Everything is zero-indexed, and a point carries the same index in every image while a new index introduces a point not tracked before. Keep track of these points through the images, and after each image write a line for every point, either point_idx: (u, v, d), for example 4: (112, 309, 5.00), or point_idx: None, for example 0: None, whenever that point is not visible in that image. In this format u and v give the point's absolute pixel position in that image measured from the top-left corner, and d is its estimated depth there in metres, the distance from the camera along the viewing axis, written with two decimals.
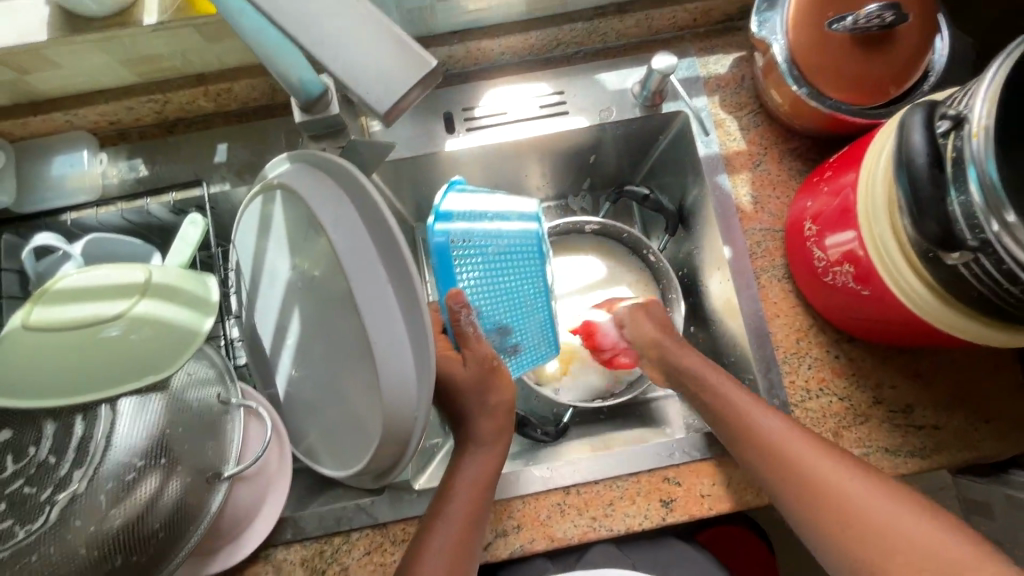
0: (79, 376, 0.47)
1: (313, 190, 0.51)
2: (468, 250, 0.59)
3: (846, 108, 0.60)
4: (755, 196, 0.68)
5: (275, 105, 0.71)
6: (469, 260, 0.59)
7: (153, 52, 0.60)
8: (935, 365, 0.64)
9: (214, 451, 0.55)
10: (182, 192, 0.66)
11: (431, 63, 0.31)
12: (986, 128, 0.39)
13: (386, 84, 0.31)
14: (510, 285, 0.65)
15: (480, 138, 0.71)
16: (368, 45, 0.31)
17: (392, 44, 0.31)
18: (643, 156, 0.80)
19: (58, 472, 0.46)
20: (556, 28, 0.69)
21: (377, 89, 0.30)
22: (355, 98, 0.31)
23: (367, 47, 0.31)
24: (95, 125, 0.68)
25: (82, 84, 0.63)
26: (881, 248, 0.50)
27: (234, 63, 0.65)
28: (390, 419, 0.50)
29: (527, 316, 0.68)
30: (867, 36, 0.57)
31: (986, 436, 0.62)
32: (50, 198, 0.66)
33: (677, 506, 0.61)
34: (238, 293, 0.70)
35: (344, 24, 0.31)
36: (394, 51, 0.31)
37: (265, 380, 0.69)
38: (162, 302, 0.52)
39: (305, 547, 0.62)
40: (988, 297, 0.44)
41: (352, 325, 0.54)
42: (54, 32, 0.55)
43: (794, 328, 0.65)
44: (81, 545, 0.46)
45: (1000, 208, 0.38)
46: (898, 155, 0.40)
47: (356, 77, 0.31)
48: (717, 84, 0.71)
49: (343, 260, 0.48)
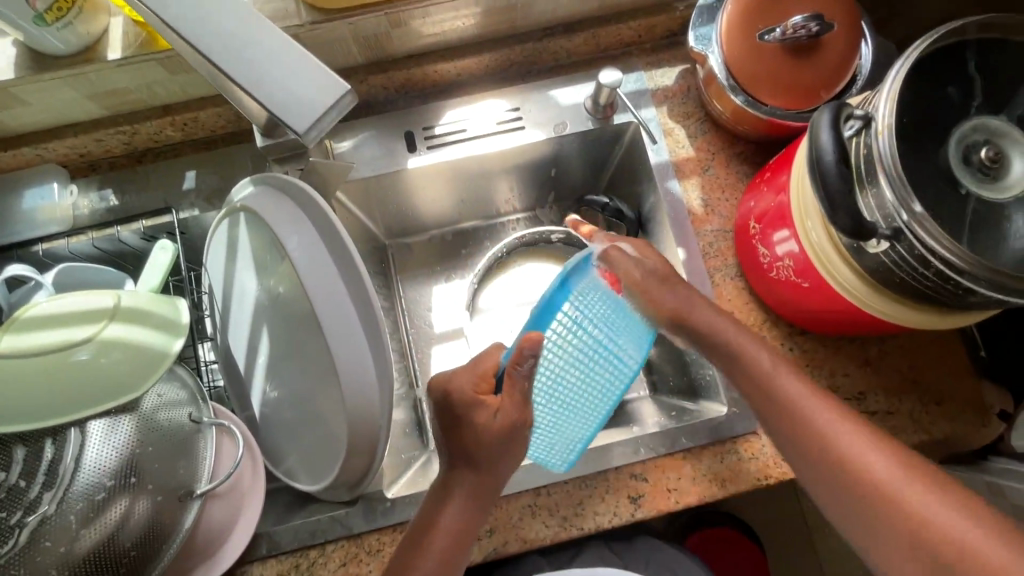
0: (49, 402, 0.48)
1: (273, 210, 0.54)
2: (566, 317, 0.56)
3: (781, 113, 0.64)
4: (706, 199, 0.71)
5: (242, 131, 0.73)
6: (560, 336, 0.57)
7: (120, 87, 0.62)
8: (886, 353, 0.67)
9: (187, 470, 0.56)
10: (152, 219, 0.68)
11: (347, 91, 0.36)
12: (890, 126, 0.43)
13: (310, 109, 0.36)
14: (578, 392, 0.65)
15: (441, 155, 0.74)
16: (296, 78, 0.36)
17: (316, 77, 0.36)
18: (602, 167, 0.83)
19: (29, 494, 0.47)
20: (508, 49, 0.73)
21: (303, 117, 0.36)
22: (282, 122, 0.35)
23: (292, 81, 0.36)
24: (65, 158, 0.70)
25: (51, 119, 0.65)
26: (815, 241, 0.53)
27: (199, 93, 0.67)
28: (356, 428, 0.52)
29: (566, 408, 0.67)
30: (796, 45, 0.61)
31: (937, 418, 0.65)
32: (22, 230, 0.67)
33: (645, 501, 0.63)
34: (211, 315, 0.71)
35: (272, 63, 0.36)
36: (315, 84, 0.36)
37: (241, 401, 0.71)
38: (132, 326, 0.53)
39: (281, 561, 0.63)
40: (909, 283, 0.47)
41: (317, 338, 0.56)
42: (22, 72, 0.57)
43: (749, 323, 0.68)
44: (51, 566, 0.47)
45: (906, 199, 0.42)
46: (811, 153, 0.43)
47: (286, 110, 0.36)
48: (665, 95, 0.75)
49: (304, 275, 0.50)
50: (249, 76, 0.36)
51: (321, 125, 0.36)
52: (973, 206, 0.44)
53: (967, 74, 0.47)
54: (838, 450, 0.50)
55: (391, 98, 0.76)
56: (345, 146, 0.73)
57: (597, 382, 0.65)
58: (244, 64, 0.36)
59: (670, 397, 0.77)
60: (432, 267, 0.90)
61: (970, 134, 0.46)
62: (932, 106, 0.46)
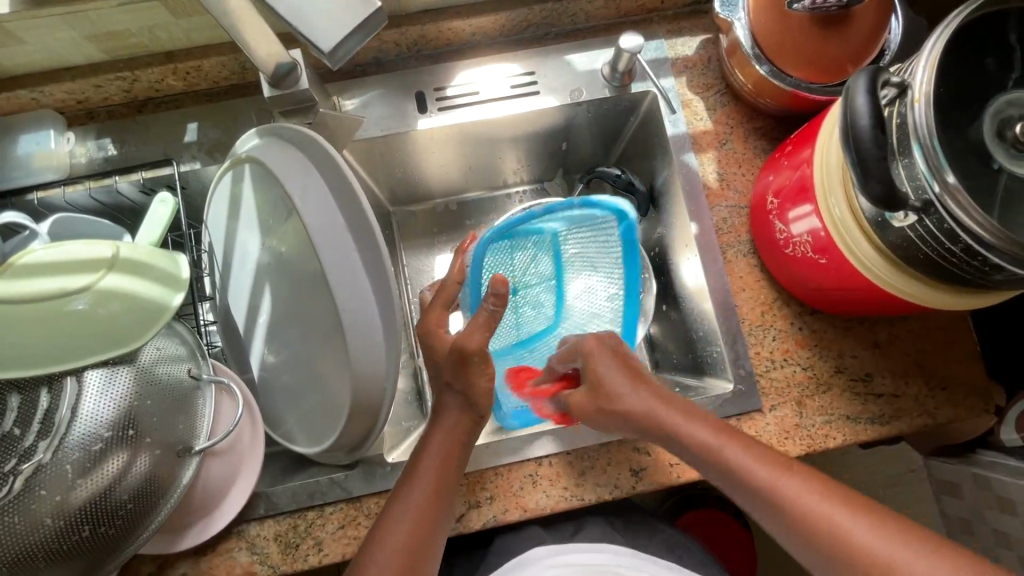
0: (42, 350, 0.47)
1: (281, 161, 0.52)
2: (603, 241, 0.66)
3: (806, 85, 0.62)
4: (721, 173, 0.70)
5: (246, 84, 0.71)
6: (534, 228, 0.65)
7: (121, 28, 0.60)
8: (894, 336, 0.66)
9: (185, 426, 0.55)
10: (152, 171, 0.66)
11: (376, 7, 0.35)
12: (927, 94, 0.41)
13: (333, 27, 0.35)
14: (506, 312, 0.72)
15: (454, 117, 0.72)
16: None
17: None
18: (614, 139, 0.82)
19: (24, 442, 0.46)
20: (525, 9, 0.70)
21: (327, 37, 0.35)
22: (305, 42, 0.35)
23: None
24: (61, 104, 0.68)
25: (49, 61, 0.63)
26: (837, 216, 0.52)
27: (203, 40, 0.65)
28: (359, 388, 0.51)
29: (524, 328, 0.74)
30: (824, 16, 0.59)
31: (941, 402, 0.64)
32: (17, 177, 0.65)
33: (647, 475, 0.63)
34: (211, 274, 0.69)
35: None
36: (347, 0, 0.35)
37: (240, 361, 0.69)
38: (131, 277, 0.52)
39: (278, 522, 0.62)
40: (933, 259, 0.46)
41: (324, 298, 0.55)
42: (18, 5, 0.54)
43: (759, 301, 0.67)
44: (46, 516, 0.46)
45: (940, 171, 0.41)
46: (845, 118, 0.42)
47: (308, 28, 0.35)
48: (685, 65, 0.73)
49: (310, 229, 0.48)
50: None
51: (352, 44, 0.36)
52: (1005, 181, 0.43)
53: (1007, 46, 0.45)
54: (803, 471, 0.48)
55: (402, 56, 0.74)
56: (353, 104, 0.71)
57: (529, 318, 0.74)
58: None
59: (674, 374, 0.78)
60: (435, 236, 0.88)
61: (1007, 107, 0.44)
62: (969, 76, 0.45)
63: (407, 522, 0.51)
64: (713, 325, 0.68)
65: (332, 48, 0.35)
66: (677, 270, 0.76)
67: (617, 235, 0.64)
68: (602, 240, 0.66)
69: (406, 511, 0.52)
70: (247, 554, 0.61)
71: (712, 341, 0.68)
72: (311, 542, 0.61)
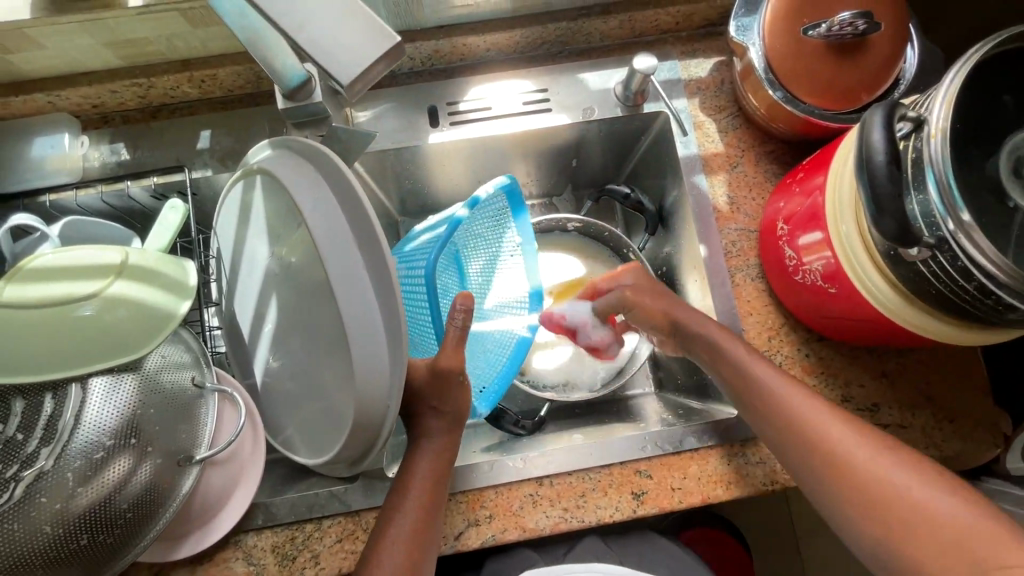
0: (49, 356, 0.47)
1: (292, 175, 0.52)
2: (490, 236, 0.72)
3: (819, 112, 0.62)
4: (731, 197, 0.70)
5: (260, 93, 0.72)
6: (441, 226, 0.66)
7: (139, 36, 0.60)
8: (902, 365, 0.65)
9: (187, 434, 0.55)
10: (164, 177, 0.66)
11: (394, 40, 0.35)
12: (944, 130, 0.41)
13: (349, 57, 0.35)
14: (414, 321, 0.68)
15: (465, 131, 0.72)
16: (331, 26, 0.35)
17: (357, 28, 0.35)
18: (624, 157, 0.82)
19: (25, 448, 0.46)
20: (541, 27, 0.70)
21: (343, 67, 0.35)
22: (319, 70, 0.35)
23: (338, 27, 0.35)
24: (77, 107, 0.68)
25: (67, 66, 0.63)
26: (849, 247, 0.52)
27: (219, 50, 0.65)
28: (362, 404, 0.51)
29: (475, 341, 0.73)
30: (840, 43, 0.59)
31: (948, 434, 0.63)
32: (30, 178, 0.65)
33: (648, 498, 0.62)
34: (218, 281, 0.70)
35: (319, 7, 0.36)
36: (365, 33, 0.35)
37: (242, 368, 0.69)
38: (140, 285, 0.52)
39: (276, 533, 0.62)
40: (945, 295, 0.45)
41: (330, 311, 0.55)
42: (39, 12, 0.55)
43: (767, 326, 0.67)
44: (44, 523, 0.46)
45: (954, 209, 0.40)
46: (860, 152, 0.41)
47: (324, 57, 0.35)
48: (698, 87, 0.73)
49: (319, 245, 0.48)
50: (290, 23, 0.36)
51: (368, 75, 0.35)
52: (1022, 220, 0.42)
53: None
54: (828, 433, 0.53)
55: (416, 70, 0.74)
56: (366, 116, 0.71)
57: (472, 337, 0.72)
58: (289, 11, 0.36)
59: (677, 396, 0.78)
60: None
61: None
62: (984, 113, 0.45)
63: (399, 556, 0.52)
64: None
65: (351, 78, 0.35)
66: (685, 290, 0.76)
67: (513, 221, 0.72)
68: (486, 230, 0.71)
69: (395, 550, 0.52)
70: (243, 564, 0.61)
71: None
72: (307, 555, 0.61)
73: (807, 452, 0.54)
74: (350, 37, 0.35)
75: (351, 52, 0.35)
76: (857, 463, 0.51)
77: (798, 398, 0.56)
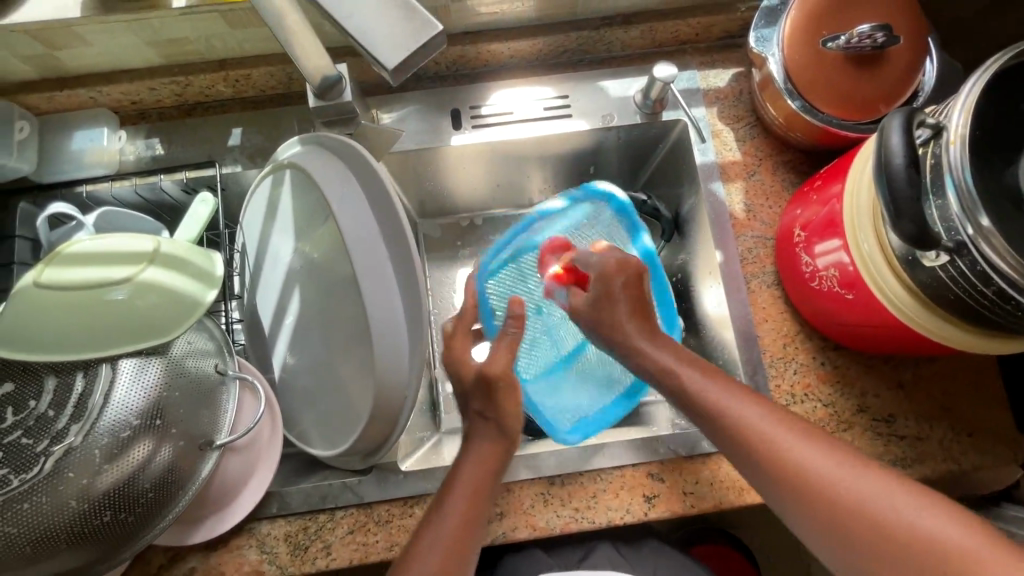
0: (85, 337, 0.49)
1: (321, 169, 0.54)
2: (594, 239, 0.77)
3: (837, 122, 0.62)
4: (748, 204, 0.70)
5: (290, 94, 0.74)
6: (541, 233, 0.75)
7: (179, 36, 0.63)
8: (920, 377, 0.65)
9: (209, 420, 0.56)
10: (195, 172, 0.68)
11: (437, 29, 0.37)
12: (963, 136, 0.42)
13: (394, 44, 0.37)
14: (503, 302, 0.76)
15: (486, 134, 0.74)
16: (376, 14, 0.37)
17: (400, 18, 0.37)
18: (641, 165, 0.83)
19: (56, 425, 0.47)
20: (563, 35, 0.72)
21: (389, 53, 0.36)
22: (367, 55, 0.37)
23: (384, 17, 0.37)
24: (117, 104, 0.71)
25: (109, 63, 0.66)
26: (867, 254, 0.52)
27: (255, 51, 0.68)
28: (380, 394, 0.52)
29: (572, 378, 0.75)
30: (859, 55, 0.60)
31: (967, 449, 0.63)
32: (69, 170, 0.68)
33: (659, 502, 0.62)
34: (242, 274, 0.71)
35: (367, 0, 0.37)
36: (407, 24, 0.37)
37: (262, 360, 0.71)
38: (170, 272, 0.54)
39: (289, 522, 0.62)
40: (963, 300, 0.46)
41: (352, 304, 0.56)
42: (88, 11, 0.58)
43: (782, 333, 0.67)
44: (71, 498, 0.47)
45: (974, 213, 0.41)
46: (879, 156, 0.42)
47: (372, 44, 0.37)
48: (716, 97, 0.74)
49: (346, 236, 0.49)
50: (340, 12, 0.37)
51: (411, 62, 0.37)
52: None
53: None
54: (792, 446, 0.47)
55: (440, 75, 0.76)
56: (391, 117, 0.73)
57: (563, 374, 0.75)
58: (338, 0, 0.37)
59: None
60: (457, 250, 0.89)
61: None
62: (1005, 121, 0.45)
63: (437, 555, 0.50)
64: (733, 355, 0.67)
65: (396, 64, 0.36)
66: (699, 297, 0.76)
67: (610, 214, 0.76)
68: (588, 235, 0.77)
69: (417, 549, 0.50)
70: (256, 552, 0.61)
71: (731, 371, 0.68)
72: (319, 545, 0.62)
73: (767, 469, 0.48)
74: (395, 27, 0.37)
75: (396, 40, 0.37)
76: (820, 481, 0.45)
77: (756, 417, 0.50)
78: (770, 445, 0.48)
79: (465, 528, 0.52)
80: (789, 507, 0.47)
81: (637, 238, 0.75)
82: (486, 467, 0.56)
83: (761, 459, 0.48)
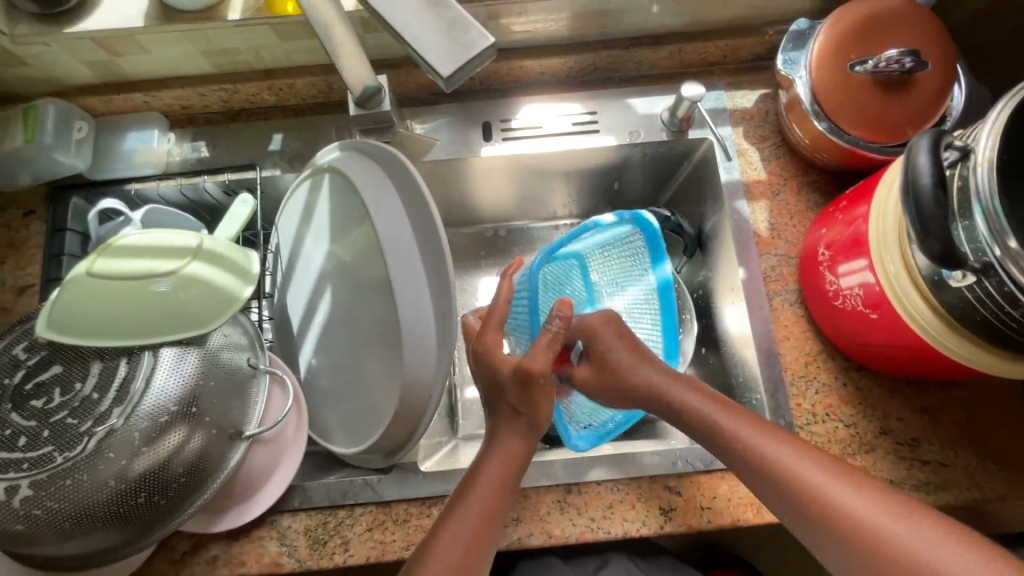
0: (131, 326, 0.52)
1: (359, 174, 0.56)
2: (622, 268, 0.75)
3: (864, 143, 0.63)
4: (772, 223, 0.71)
5: (329, 104, 0.78)
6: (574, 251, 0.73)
7: (232, 46, 0.67)
8: (945, 403, 0.64)
9: (240, 411, 0.58)
10: (237, 174, 0.72)
11: (489, 41, 0.39)
12: (990, 159, 0.42)
13: (448, 54, 0.39)
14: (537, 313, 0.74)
15: (514, 147, 0.76)
16: (433, 26, 0.39)
17: (456, 30, 0.39)
18: (665, 182, 0.84)
19: (99, 407, 0.50)
20: (593, 54, 0.75)
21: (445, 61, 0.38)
22: (423, 62, 0.39)
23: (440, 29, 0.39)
24: (167, 108, 0.75)
25: (164, 70, 0.70)
26: (892, 274, 0.52)
27: (299, 62, 0.72)
28: (406, 392, 0.53)
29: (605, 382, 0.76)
30: (886, 79, 0.61)
31: (994, 478, 0.61)
32: (121, 169, 0.72)
33: (676, 515, 0.62)
34: (274, 274, 0.74)
35: (425, 13, 0.40)
36: (462, 36, 0.39)
37: (290, 358, 0.73)
38: (211, 268, 0.57)
39: (309, 517, 0.64)
40: (990, 322, 0.46)
41: (380, 304, 0.58)
42: (151, 21, 0.62)
43: (804, 352, 0.67)
44: (109, 478, 0.49)
45: (1002, 235, 0.41)
46: (906, 177, 0.43)
47: (428, 52, 0.39)
48: (742, 117, 0.75)
49: (381, 237, 0.52)
50: (399, 21, 0.40)
51: (465, 71, 0.39)
52: None
53: None
54: (802, 472, 0.49)
55: (472, 89, 0.79)
56: (423, 128, 0.76)
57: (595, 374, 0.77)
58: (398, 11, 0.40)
59: None
60: (481, 259, 0.91)
61: None
62: None
63: (457, 553, 0.51)
64: (754, 372, 0.67)
65: (451, 72, 0.39)
66: (720, 314, 0.76)
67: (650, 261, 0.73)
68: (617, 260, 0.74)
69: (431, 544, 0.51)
70: (276, 544, 0.63)
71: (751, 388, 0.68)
72: (338, 541, 0.63)
73: (783, 497, 0.50)
74: (450, 39, 0.39)
75: (451, 49, 0.39)
76: (837, 506, 0.47)
77: (767, 444, 0.52)
78: (785, 472, 0.50)
79: (483, 530, 0.53)
80: (816, 530, 0.48)
81: (660, 263, 0.72)
82: (516, 470, 0.56)
83: (776, 480, 0.50)
